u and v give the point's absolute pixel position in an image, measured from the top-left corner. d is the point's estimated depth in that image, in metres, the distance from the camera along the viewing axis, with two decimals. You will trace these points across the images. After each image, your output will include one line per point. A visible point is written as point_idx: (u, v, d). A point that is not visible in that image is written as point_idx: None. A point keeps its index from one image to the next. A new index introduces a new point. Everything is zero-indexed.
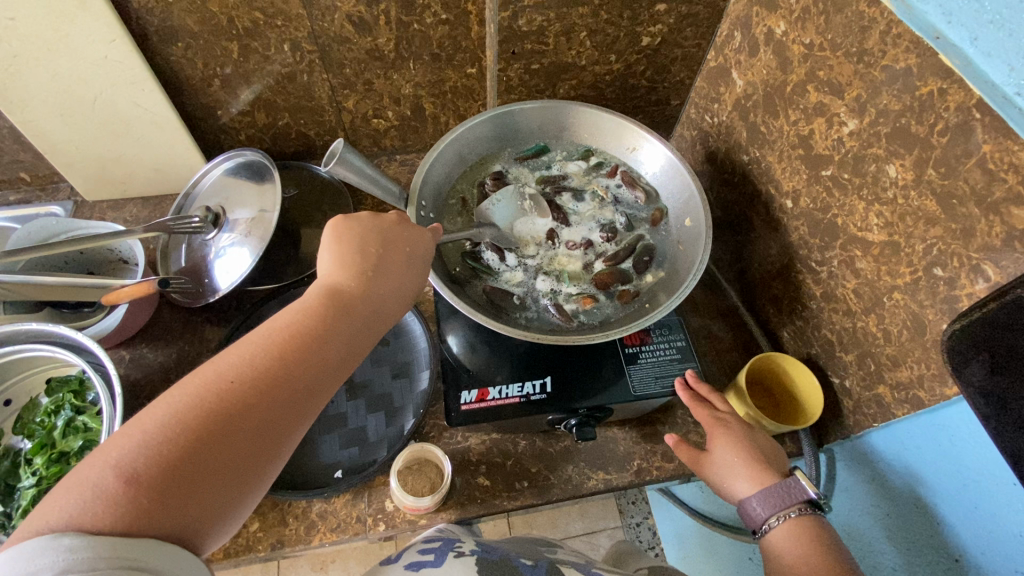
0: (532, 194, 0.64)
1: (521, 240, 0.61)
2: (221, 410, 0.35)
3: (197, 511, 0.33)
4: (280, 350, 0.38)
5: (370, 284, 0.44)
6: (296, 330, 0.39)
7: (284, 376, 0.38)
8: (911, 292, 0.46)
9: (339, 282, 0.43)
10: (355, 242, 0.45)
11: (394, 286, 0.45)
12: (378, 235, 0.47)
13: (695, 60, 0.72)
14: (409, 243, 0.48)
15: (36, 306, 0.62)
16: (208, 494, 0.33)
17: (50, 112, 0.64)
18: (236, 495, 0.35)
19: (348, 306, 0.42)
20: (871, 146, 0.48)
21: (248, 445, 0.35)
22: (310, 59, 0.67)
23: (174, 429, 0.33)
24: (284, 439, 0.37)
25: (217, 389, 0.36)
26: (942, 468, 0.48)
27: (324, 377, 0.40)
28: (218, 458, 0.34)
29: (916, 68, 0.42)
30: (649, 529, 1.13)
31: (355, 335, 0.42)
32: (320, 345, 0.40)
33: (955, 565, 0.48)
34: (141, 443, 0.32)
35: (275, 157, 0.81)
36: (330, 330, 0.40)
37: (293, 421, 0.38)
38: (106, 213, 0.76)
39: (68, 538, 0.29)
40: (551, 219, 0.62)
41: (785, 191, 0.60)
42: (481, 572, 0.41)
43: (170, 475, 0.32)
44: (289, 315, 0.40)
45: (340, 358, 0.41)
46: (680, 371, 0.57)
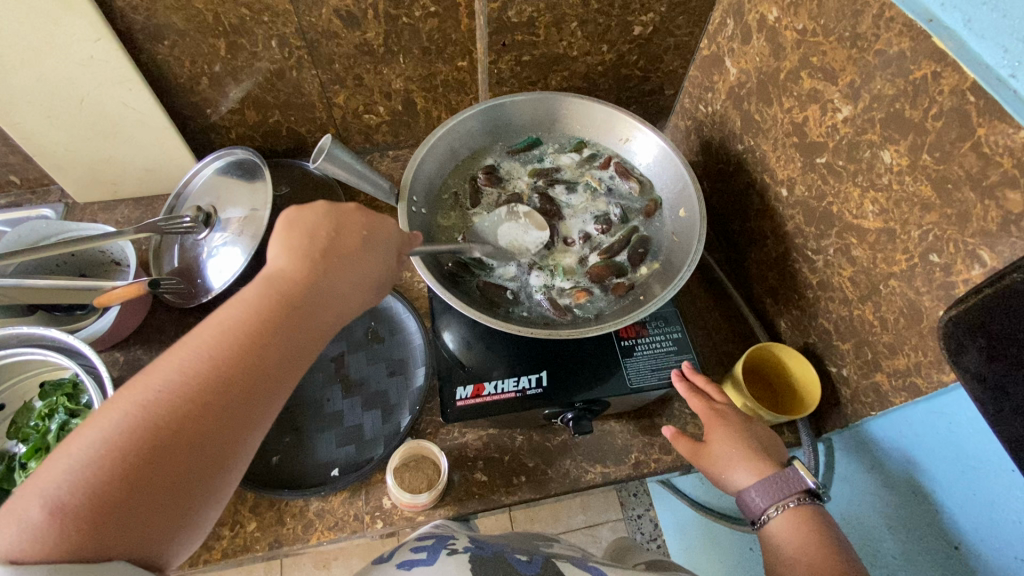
0: (526, 209, 0.61)
1: (514, 253, 0.59)
2: (154, 429, 0.31)
3: (139, 538, 0.30)
4: (218, 353, 0.34)
5: (319, 273, 0.40)
6: (237, 330, 0.35)
7: (224, 383, 0.34)
8: (908, 279, 0.46)
9: (286, 273, 0.39)
10: (305, 228, 0.41)
11: (349, 274, 0.41)
12: (333, 219, 0.42)
13: (688, 49, 0.71)
14: (367, 227, 0.44)
15: (29, 309, 0.62)
16: (151, 519, 0.31)
17: (37, 114, 0.63)
18: (185, 516, 0.32)
19: (295, 301, 0.38)
20: (865, 132, 0.47)
21: (191, 463, 0.32)
22: (298, 55, 0.66)
23: (102, 453, 0.30)
24: (233, 452, 0.34)
25: (148, 404, 0.32)
26: (941, 456, 0.47)
27: (273, 380, 0.36)
28: (156, 482, 0.31)
29: (910, 51, 0.42)
30: (651, 521, 1.13)
31: (307, 330, 0.38)
32: (264, 345, 0.36)
33: (955, 553, 0.48)
34: (68, 471, 0.30)
35: (267, 156, 0.81)
36: (276, 327, 0.37)
37: (241, 431, 0.34)
38: (97, 214, 0.76)
39: (3, 568, 0.27)
40: (546, 232, 0.60)
41: (780, 179, 0.59)
42: (478, 569, 0.41)
43: (102, 505, 0.30)
44: (229, 313, 0.36)
45: (291, 356, 0.37)
46: (676, 363, 0.57)
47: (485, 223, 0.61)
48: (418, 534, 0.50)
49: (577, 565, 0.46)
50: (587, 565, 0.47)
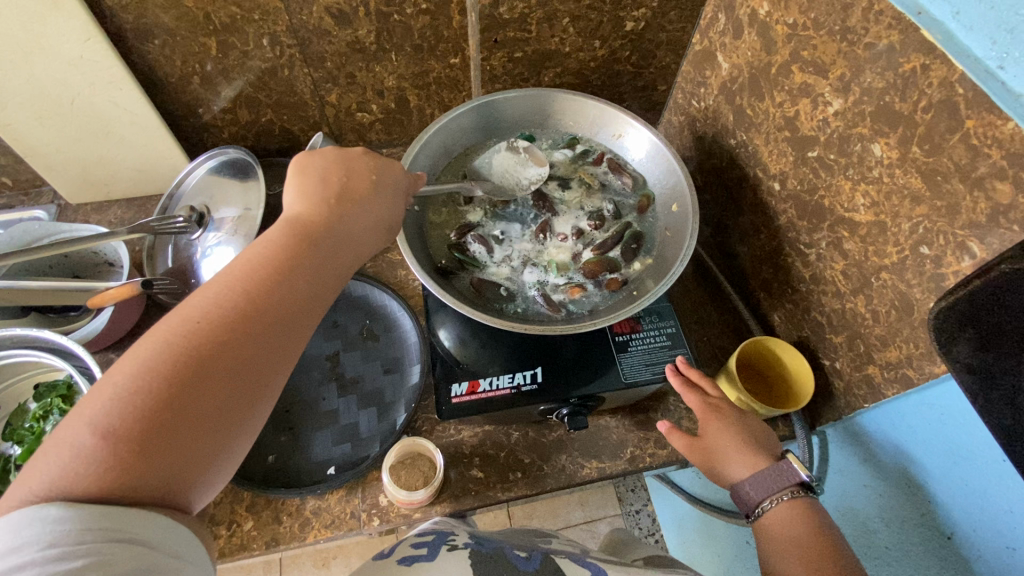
0: (526, 146, 0.64)
1: (510, 188, 0.63)
2: (193, 354, 0.34)
3: (183, 459, 0.32)
4: (245, 287, 0.37)
5: (334, 214, 0.43)
6: (262, 267, 0.38)
7: (254, 313, 0.37)
8: (899, 271, 0.46)
9: (302, 214, 0.43)
10: (316, 172, 0.45)
11: (361, 214, 0.45)
12: (341, 164, 0.46)
13: (680, 45, 0.71)
14: (374, 171, 0.48)
15: (22, 311, 0.62)
16: (194, 440, 0.33)
17: (27, 115, 0.63)
18: (223, 440, 0.34)
19: (314, 240, 0.41)
20: (856, 125, 0.47)
21: (228, 387, 0.34)
22: (290, 53, 0.66)
23: (146, 378, 0.32)
24: (263, 380, 0.37)
25: (185, 332, 0.34)
26: (934, 448, 0.48)
27: (298, 312, 0.39)
28: (198, 403, 0.33)
29: (899, 44, 0.42)
30: (649, 516, 1.13)
31: (325, 268, 0.41)
32: (287, 278, 0.39)
33: (947, 542, 0.48)
34: (114, 397, 0.31)
35: (260, 155, 0.81)
36: (298, 263, 0.40)
37: (272, 360, 0.37)
38: (90, 216, 0.76)
39: (53, 507, 0.29)
40: (546, 166, 0.63)
41: (772, 173, 0.59)
42: (475, 564, 0.41)
43: (150, 425, 0.31)
44: (250, 253, 0.39)
45: (312, 292, 0.40)
46: (670, 358, 0.57)
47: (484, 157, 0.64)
48: (421, 528, 0.50)
49: (575, 561, 0.46)
50: (584, 560, 0.47)
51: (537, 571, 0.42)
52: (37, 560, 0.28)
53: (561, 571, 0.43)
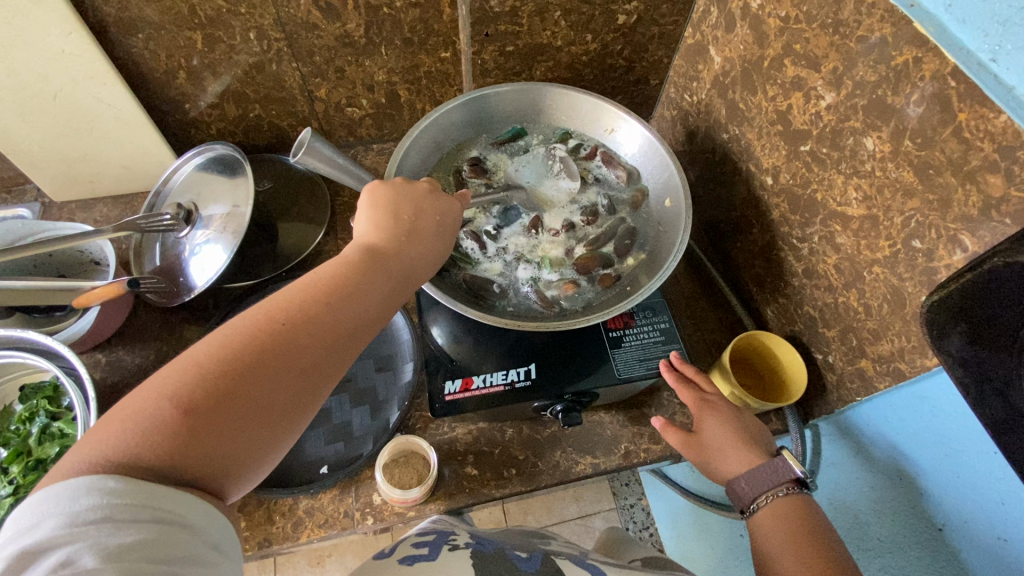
0: (563, 156, 0.63)
1: (544, 202, 0.62)
2: (271, 348, 0.35)
3: (240, 447, 0.33)
4: (325, 293, 0.38)
5: (406, 242, 0.44)
6: (340, 280, 0.39)
7: (329, 319, 0.37)
8: (891, 265, 0.46)
9: (378, 238, 0.43)
10: (389, 204, 0.45)
11: (429, 246, 0.45)
12: (412, 199, 0.46)
13: (672, 38, 0.71)
14: (439, 210, 0.47)
15: (7, 311, 0.61)
16: (253, 431, 0.33)
17: (7, 111, 0.62)
18: (276, 436, 0.35)
19: (386, 263, 0.42)
20: (848, 119, 0.47)
21: (293, 387, 0.35)
22: (278, 47, 0.65)
23: (228, 363, 0.33)
24: (323, 389, 0.37)
25: (269, 328, 0.35)
26: (924, 440, 0.48)
27: (364, 327, 0.39)
28: (265, 396, 0.34)
29: (891, 37, 0.42)
30: (643, 510, 1.14)
31: (393, 288, 0.42)
32: (362, 295, 0.39)
33: (938, 534, 0.48)
34: (197, 374, 0.33)
35: (249, 151, 0.79)
36: (370, 282, 0.40)
37: (335, 367, 0.38)
38: (75, 213, 0.74)
39: (111, 480, 0.28)
40: (577, 179, 0.62)
41: (764, 167, 0.59)
42: (474, 563, 0.41)
43: (221, 408, 0.32)
44: (329, 267, 0.40)
45: (379, 309, 0.41)
46: (664, 354, 0.57)
47: (516, 173, 0.64)
48: (419, 528, 0.49)
49: (575, 561, 0.46)
50: (584, 561, 0.47)
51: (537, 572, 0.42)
52: (86, 534, 0.27)
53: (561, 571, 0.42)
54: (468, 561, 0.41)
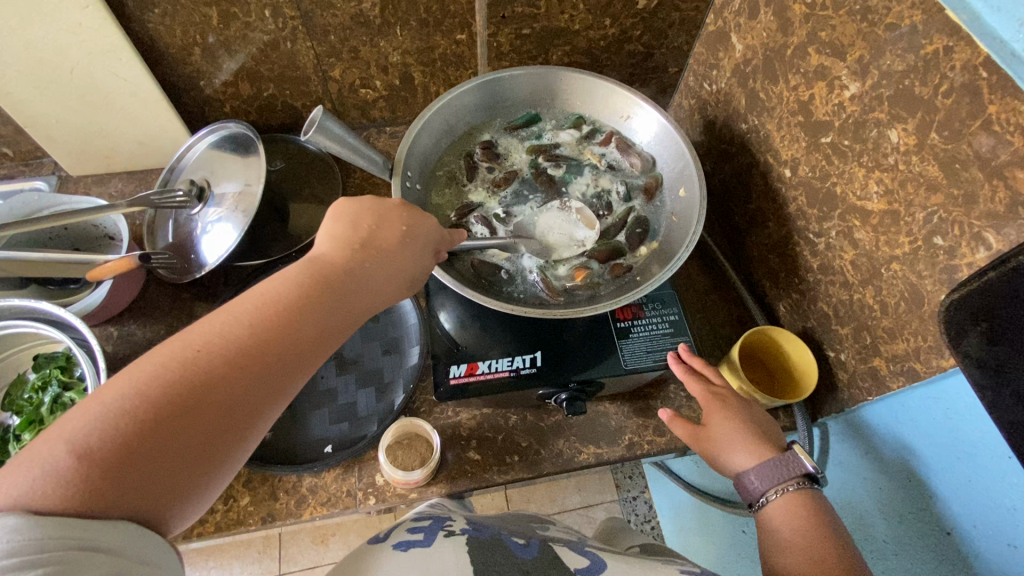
0: (579, 206, 0.60)
1: (552, 247, 0.58)
2: (185, 384, 0.32)
3: (152, 493, 0.30)
4: (255, 321, 0.36)
5: (359, 256, 0.41)
6: (277, 302, 0.37)
7: (257, 349, 0.35)
8: (910, 262, 0.45)
9: (326, 253, 0.41)
10: (349, 217, 0.43)
11: (382, 265, 0.42)
12: (377, 210, 0.44)
13: (693, 25, 0.69)
14: (408, 222, 0.45)
15: (23, 282, 0.62)
16: (167, 474, 0.31)
17: (26, 83, 0.62)
18: (197, 478, 0.32)
19: (332, 280, 0.39)
20: (873, 110, 0.46)
21: (214, 423, 0.32)
22: (293, 25, 0.65)
23: (134, 402, 0.31)
24: (254, 421, 0.34)
25: (185, 361, 0.33)
26: (938, 442, 0.47)
27: (302, 354, 0.37)
28: (179, 437, 0.31)
29: (922, 25, 0.40)
30: (646, 503, 1.14)
31: (339, 308, 0.39)
32: (300, 318, 0.37)
33: (946, 538, 0.48)
34: (98, 417, 0.30)
35: (262, 130, 0.79)
36: (311, 304, 0.38)
37: (265, 400, 0.35)
38: (91, 187, 0.75)
39: (11, 517, 0.26)
40: (596, 231, 0.59)
41: (783, 159, 0.58)
42: (471, 550, 0.40)
43: (128, 450, 0.30)
44: (264, 289, 0.37)
45: (320, 334, 0.38)
46: (672, 346, 0.56)
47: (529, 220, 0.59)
48: (415, 512, 0.49)
49: (573, 548, 0.46)
50: (583, 548, 0.47)
51: (536, 558, 0.41)
52: None
53: (560, 558, 0.42)
54: (466, 549, 0.40)
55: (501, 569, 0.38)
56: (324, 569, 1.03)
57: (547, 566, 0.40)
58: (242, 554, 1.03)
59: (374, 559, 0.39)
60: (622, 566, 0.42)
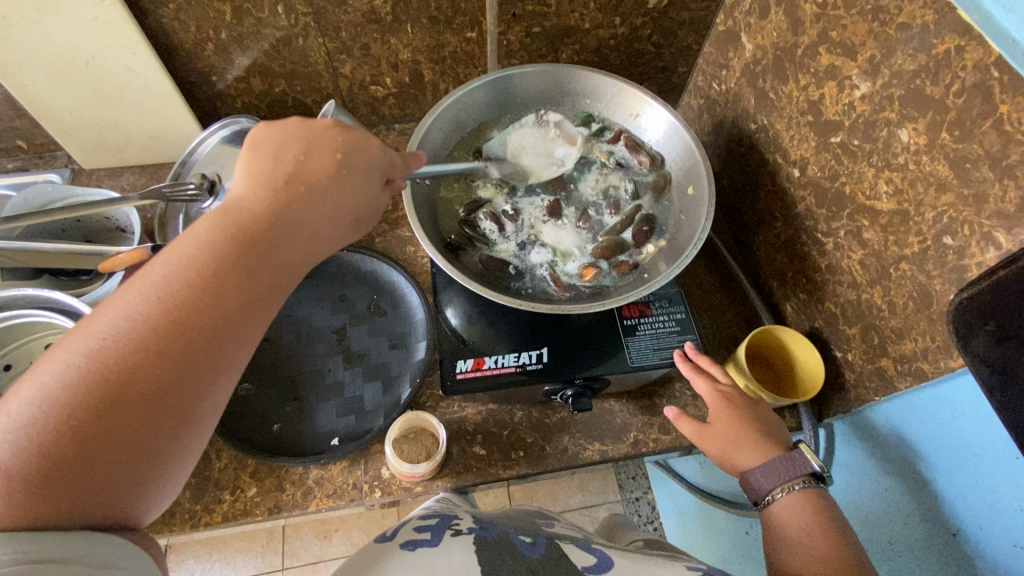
0: (557, 120, 0.63)
1: (529, 168, 0.62)
2: (99, 378, 0.29)
3: (101, 492, 0.30)
4: (168, 293, 0.32)
5: (282, 201, 0.37)
6: (193, 268, 0.33)
7: (176, 325, 0.31)
8: (919, 262, 0.45)
9: (245, 200, 0.36)
10: (270, 155, 0.39)
11: (313, 206, 0.38)
12: (304, 142, 0.40)
13: (703, 25, 0.69)
14: (343, 149, 0.41)
15: (36, 272, 0.62)
16: (105, 474, 0.29)
17: (43, 77, 0.63)
18: (142, 471, 0.31)
19: (252, 234, 0.35)
20: (883, 110, 0.46)
21: (140, 413, 0.30)
22: (304, 22, 0.65)
23: (45, 410, 0.28)
24: (192, 404, 0.32)
25: (91, 355, 0.30)
26: (944, 443, 0.47)
27: (233, 317, 0.33)
28: (105, 436, 0.29)
29: (934, 25, 0.40)
30: (649, 503, 1.14)
31: (267, 263, 0.35)
32: (221, 282, 0.33)
33: (951, 539, 0.47)
34: (13, 427, 0.28)
35: (272, 126, 0.80)
36: (233, 263, 0.34)
37: (198, 377, 0.32)
38: (104, 181, 0.76)
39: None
40: (575, 146, 0.62)
41: (792, 159, 0.58)
42: (478, 548, 0.40)
43: (54, 459, 0.28)
44: (175, 253, 0.33)
45: (250, 294, 0.34)
46: (678, 344, 0.56)
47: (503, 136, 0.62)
48: (421, 511, 0.49)
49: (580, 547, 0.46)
50: (587, 545, 0.47)
51: (542, 557, 0.41)
52: None
53: (565, 556, 0.42)
54: (473, 548, 0.40)
55: (509, 568, 0.38)
56: (327, 564, 1.03)
57: (553, 563, 0.40)
58: (245, 548, 1.03)
59: (380, 560, 0.39)
60: (630, 564, 0.42)
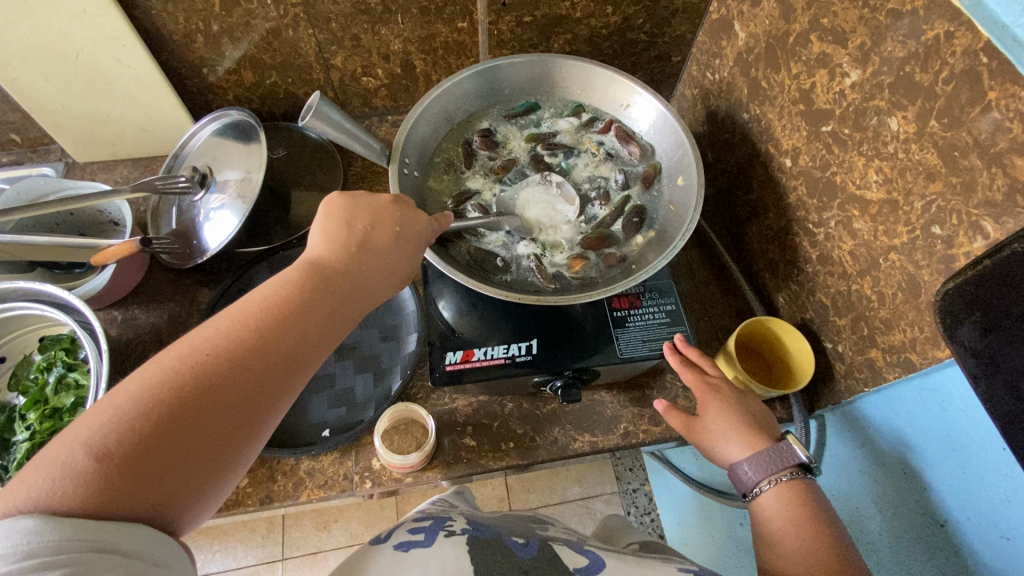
0: (559, 179, 0.61)
1: (533, 226, 0.58)
2: (197, 383, 0.33)
3: (173, 490, 0.31)
4: (258, 323, 0.36)
5: (353, 260, 0.42)
6: (278, 302, 0.38)
7: (262, 347, 0.36)
8: (908, 252, 0.44)
9: (322, 255, 0.42)
10: (344, 219, 0.44)
11: (377, 265, 0.43)
12: (372, 211, 0.45)
13: (696, 13, 0.68)
14: (400, 222, 0.46)
15: (29, 266, 0.63)
16: (181, 472, 0.31)
17: (32, 70, 0.63)
18: (209, 475, 0.32)
19: (329, 280, 0.40)
20: (873, 97, 0.45)
21: (223, 420, 0.33)
22: (294, 13, 0.65)
23: (147, 403, 0.31)
24: (262, 418, 0.35)
25: (192, 362, 0.33)
26: (932, 434, 0.46)
27: (305, 351, 0.38)
28: (191, 436, 0.32)
29: (924, 11, 0.39)
30: (646, 495, 1.14)
31: (339, 308, 0.40)
32: (301, 318, 0.38)
33: (940, 530, 0.47)
34: (114, 418, 0.30)
35: (265, 118, 0.80)
36: (309, 306, 0.38)
37: (271, 396, 0.36)
38: (97, 174, 0.76)
39: (29, 519, 0.27)
40: (577, 206, 0.59)
41: (784, 149, 0.57)
42: (472, 549, 0.39)
43: (144, 449, 0.30)
44: (265, 290, 0.38)
45: (321, 333, 0.39)
46: (668, 336, 0.56)
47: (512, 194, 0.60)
48: (416, 514, 0.48)
49: (573, 549, 0.45)
50: (582, 547, 0.46)
51: (536, 558, 0.40)
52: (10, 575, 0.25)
53: (558, 557, 0.42)
54: (466, 549, 0.39)
55: (502, 571, 0.37)
56: (326, 555, 1.04)
57: (546, 563, 0.39)
58: (245, 539, 1.04)
59: (373, 565, 0.37)
60: (621, 565, 0.42)
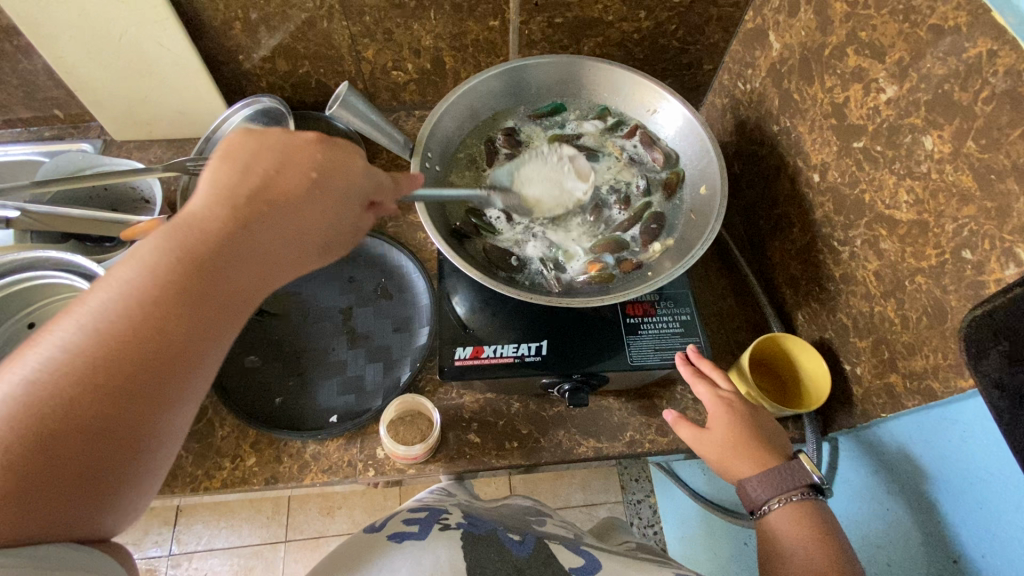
0: (569, 154, 0.61)
1: (534, 202, 0.59)
2: (45, 408, 0.27)
3: (67, 515, 0.29)
4: (113, 322, 0.29)
5: (241, 219, 0.33)
6: (141, 291, 0.30)
7: (116, 359, 0.29)
8: (936, 275, 0.43)
9: (199, 214, 0.32)
10: (239, 159, 0.34)
11: (280, 226, 0.34)
12: (278, 151, 0.35)
13: (731, 21, 0.68)
14: (319, 168, 0.36)
15: (63, 237, 0.65)
16: (66, 502, 0.28)
17: (78, 49, 0.66)
18: (101, 499, 0.29)
19: (210, 251, 0.32)
20: (909, 115, 0.44)
21: (93, 451, 0.28)
22: (330, 4, 0.66)
23: None
24: (146, 435, 0.30)
25: (34, 386, 0.28)
26: (951, 466, 0.45)
27: (186, 347, 0.31)
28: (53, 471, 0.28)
29: (967, 28, 0.38)
30: (650, 506, 1.13)
31: (230, 287, 0.32)
32: (175, 308, 0.30)
33: (952, 566, 0.46)
34: None
35: (295, 106, 0.81)
36: (182, 291, 0.31)
37: (150, 408, 0.30)
38: (133, 153, 0.79)
39: None
40: (587, 182, 0.60)
41: (813, 164, 0.56)
42: (466, 546, 0.39)
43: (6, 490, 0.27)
44: (123, 272, 0.30)
45: (206, 319, 0.31)
46: (681, 347, 0.55)
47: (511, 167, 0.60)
48: (413, 505, 0.48)
49: (569, 547, 0.45)
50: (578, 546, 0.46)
51: (530, 557, 0.40)
52: None
53: (554, 557, 0.41)
54: (460, 544, 0.39)
55: (495, 569, 0.37)
56: (328, 539, 1.05)
57: (541, 563, 0.39)
58: (250, 517, 1.06)
59: (368, 551, 0.38)
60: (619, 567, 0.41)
